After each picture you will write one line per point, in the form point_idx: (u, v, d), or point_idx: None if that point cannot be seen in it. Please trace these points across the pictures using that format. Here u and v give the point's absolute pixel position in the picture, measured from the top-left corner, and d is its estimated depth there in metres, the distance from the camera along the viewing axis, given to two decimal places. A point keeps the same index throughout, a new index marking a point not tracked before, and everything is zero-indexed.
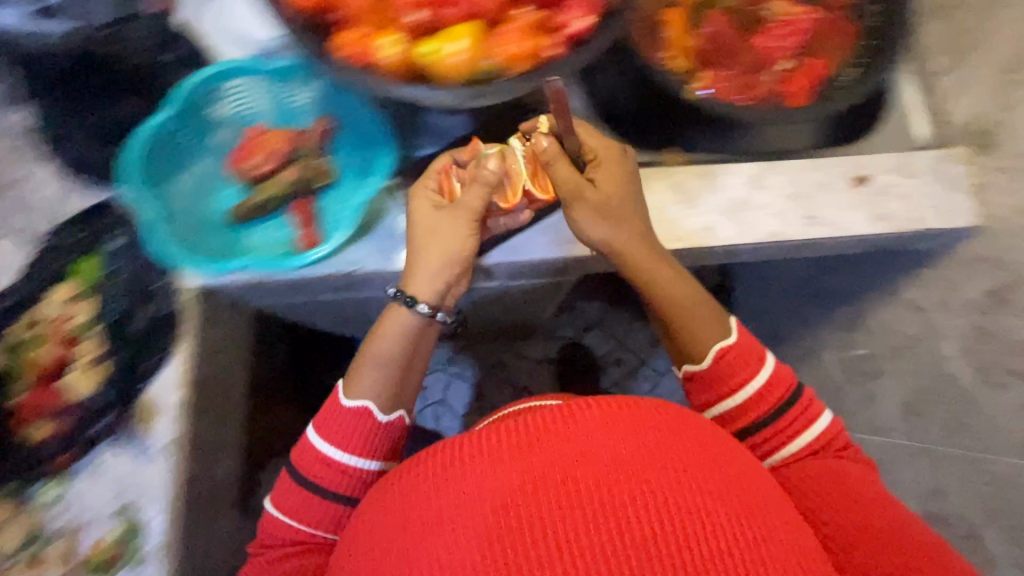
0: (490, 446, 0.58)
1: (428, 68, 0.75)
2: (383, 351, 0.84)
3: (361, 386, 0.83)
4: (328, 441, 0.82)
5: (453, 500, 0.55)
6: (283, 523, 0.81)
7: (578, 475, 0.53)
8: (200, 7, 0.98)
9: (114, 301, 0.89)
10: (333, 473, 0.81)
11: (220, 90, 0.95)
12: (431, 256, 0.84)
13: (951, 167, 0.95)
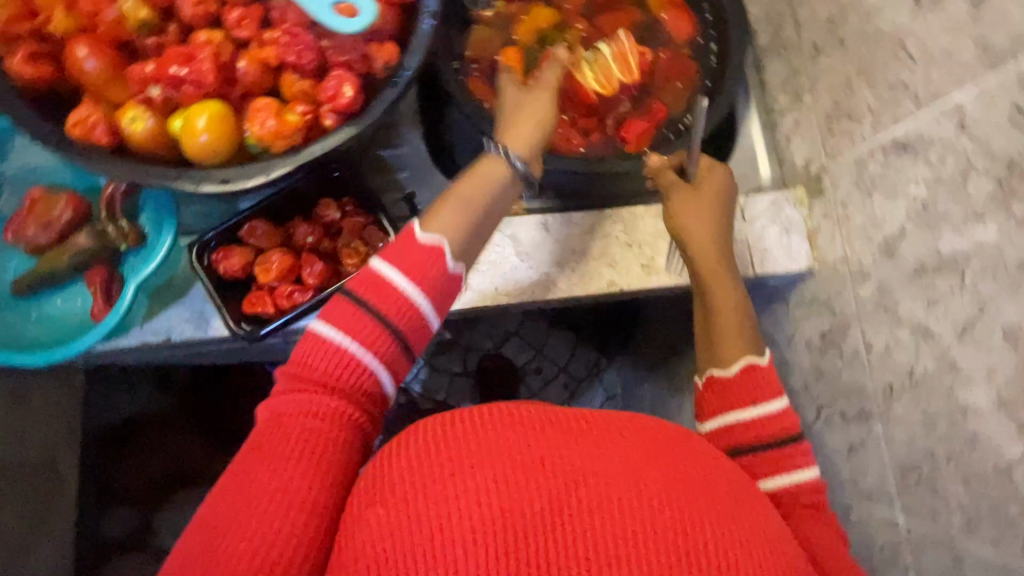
0: (482, 432, 0.43)
1: (229, 108, 0.55)
2: (472, 194, 0.56)
3: (441, 219, 0.55)
4: (400, 271, 0.52)
5: (464, 489, 0.40)
6: (334, 346, 0.50)
7: (622, 482, 0.41)
8: None
9: None
10: (404, 321, 0.51)
11: None
12: (526, 118, 0.61)
13: (782, 211, 0.79)
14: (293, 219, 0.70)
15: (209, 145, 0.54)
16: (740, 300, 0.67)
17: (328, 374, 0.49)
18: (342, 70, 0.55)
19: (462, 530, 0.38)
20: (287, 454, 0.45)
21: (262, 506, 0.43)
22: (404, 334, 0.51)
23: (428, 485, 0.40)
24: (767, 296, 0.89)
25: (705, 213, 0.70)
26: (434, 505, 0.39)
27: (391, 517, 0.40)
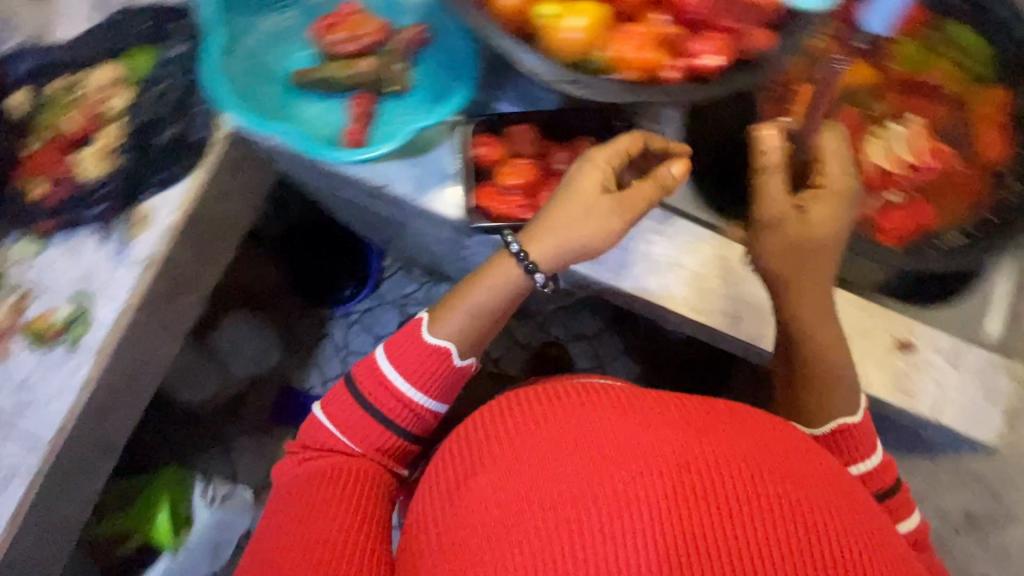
0: (631, 395, 0.44)
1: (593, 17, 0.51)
2: (489, 304, 0.58)
3: (445, 323, 0.57)
4: (398, 368, 0.56)
5: (620, 443, 0.39)
6: (332, 437, 0.57)
7: (786, 474, 0.38)
8: None
9: (150, 106, 0.69)
10: (406, 416, 0.57)
11: None
12: (567, 231, 0.56)
13: (995, 378, 0.73)
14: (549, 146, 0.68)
15: (563, 43, 0.50)
16: (835, 359, 0.58)
17: (337, 448, 0.57)
18: (718, 43, 0.51)
19: (636, 481, 0.37)
20: (320, 500, 0.53)
21: (311, 530, 0.50)
22: (400, 419, 0.57)
23: (589, 431, 0.40)
24: (911, 445, 0.84)
25: (814, 286, 0.59)
26: (597, 453, 0.39)
27: (551, 448, 0.40)
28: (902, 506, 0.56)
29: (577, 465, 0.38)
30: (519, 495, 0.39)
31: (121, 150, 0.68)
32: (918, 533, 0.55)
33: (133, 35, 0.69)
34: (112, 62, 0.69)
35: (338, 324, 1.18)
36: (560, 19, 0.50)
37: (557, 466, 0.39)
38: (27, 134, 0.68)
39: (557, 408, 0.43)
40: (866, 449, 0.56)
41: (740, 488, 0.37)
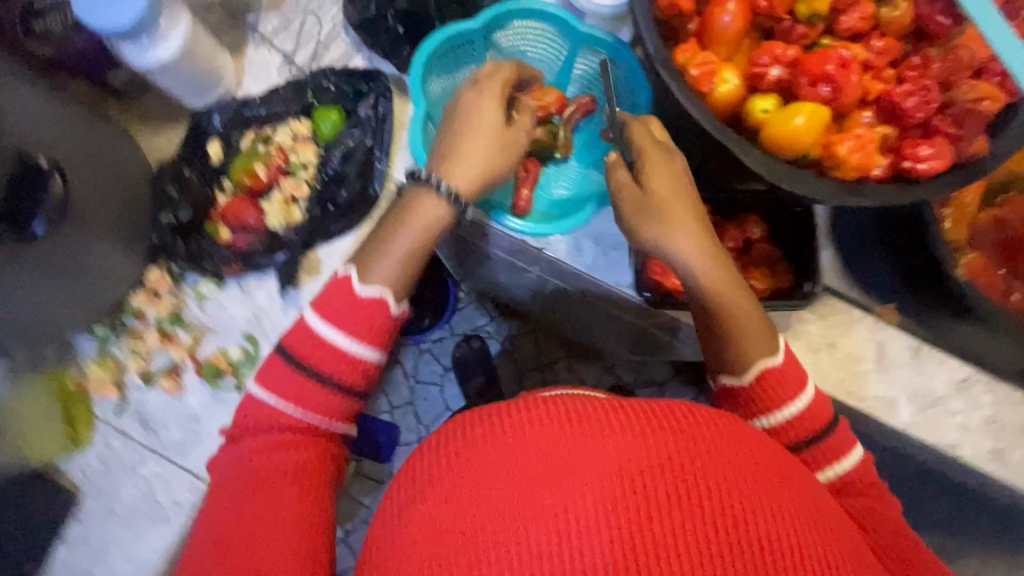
0: (611, 404, 0.37)
1: (811, 116, 0.50)
2: (421, 234, 0.53)
3: (378, 269, 0.52)
4: (335, 326, 0.50)
5: (595, 462, 0.34)
6: (277, 412, 0.49)
7: (771, 510, 0.33)
8: None
9: (334, 161, 0.72)
10: (345, 369, 0.50)
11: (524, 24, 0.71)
12: (478, 155, 0.54)
13: None
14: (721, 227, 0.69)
15: (780, 140, 0.51)
16: (728, 311, 0.55)
17: (273, 424, 0.49)
18: (950, 148, 0.49)
19: (598, 513, 0.32)
20: (255, 495, 0.46)
21: (251, 525, 0.44)
22: (326, 397, 0.50)
23: (563, 449, 0.34)
24: None
25: (669, 224, 0.55)
26: (569, 476, 0.33)
27: (514, 467, 0.34)
28: (836, 443, 0.53)
29: (546, 487, 0.33)
30: (469, 512, 0.34)
31: (303, 201, 0.72)
32: (860, 476, 0.52)
33: (323, 94, 0.73)
34: (298, 118, 0.74)
35: (409, 352, 1.15)
36: (777, 118, 0.51)
37: (521, 490, 0.33)
38: (222, 180, 0.73)
39: (529, 416, 0.36)
40: (789, 392, 0.53)
41: (710, 525, 0.32)
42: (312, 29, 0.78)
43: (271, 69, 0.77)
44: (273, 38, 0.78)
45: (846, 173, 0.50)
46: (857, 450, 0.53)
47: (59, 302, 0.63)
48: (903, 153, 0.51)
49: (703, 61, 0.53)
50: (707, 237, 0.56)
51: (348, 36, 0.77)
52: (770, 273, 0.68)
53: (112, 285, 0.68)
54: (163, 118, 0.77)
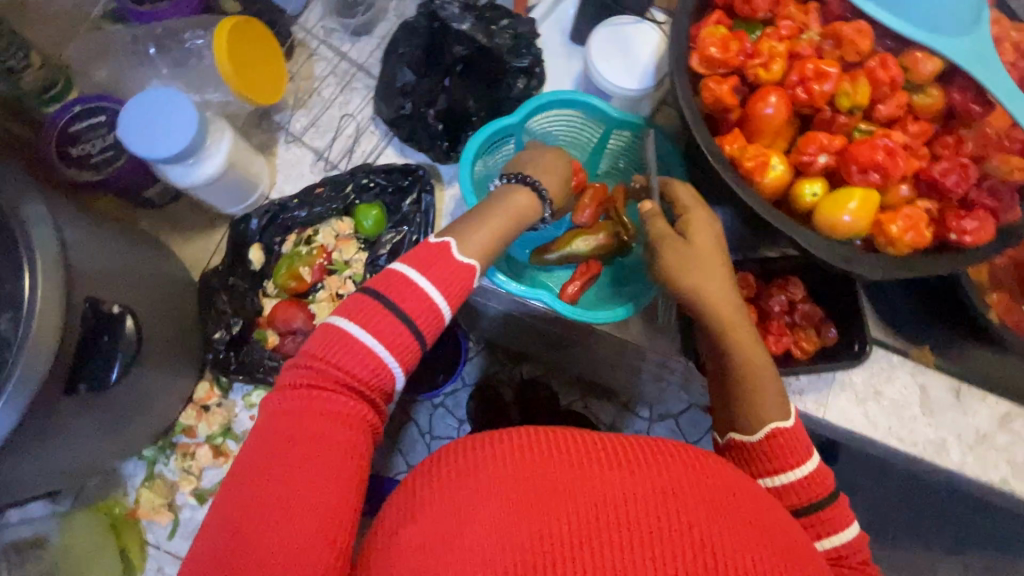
0: (593, 437, 0.44)
1: (859, 197, 0.53)
2: (506, 226, 0.54)
3: (477, 242, 0.51)
4: (432, 280, 0.48)
5: (576, 483, 0.39)
6: (361, 346, 0.45)
7: (722, 522, 0.39)
8: (600, 29, 0.74)
9: (379, 258, 0.74)
10: (426, 322, 0.47)
11: (560, 109, 0.73)
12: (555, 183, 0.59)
13: None
14: (764, 289, 0.71)
15: (834, 224, 0.54)
16: (745, 363, 0.54)
17: (348, 372, 0.44)
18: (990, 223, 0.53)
19: (572, 523, 0.38)
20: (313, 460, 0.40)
21: (293, 492, 0.39)
22: (410, 344, 0.46)
23: (551, 469, 0.40)
24: None
25: (699, 274, 0.55)
26: (553, 492, 0.39)
27: (505, 483, 0.40)
28: (831, 517, 0.50)
29: (529, 500, 0.39)
30: (457, 518, 0.39)
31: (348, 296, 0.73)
32: (845, 551, 0.49)
33: (361, 191, 0.74)
34: (339, 217, 0.75)
35: (423, 409, 1.13)
36: (827, 202, 0.54)
37: (500, 510, 0.38)
38: (266, 282, 0.74)
39: (527, 443, 0.42)
40: (794, 458, 0.50)
41: (663, 531, 0.38)
42: (340, 124, 0.80)
43: (303, 167, 0.78)
44: (302, 137, 0.79)
45: (894, 249, 0.54)
46: (854, 528, 0.50)
47: (116, 444, 0.61)
48: (942, 227, 0.54)
49: (753, 150, 0.55)
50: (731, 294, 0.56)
51: (380, 130, 0.78)
52: (816, 334, 0.69)
53: (166, 408, 0.66)
54: (198, 229, 0.75)
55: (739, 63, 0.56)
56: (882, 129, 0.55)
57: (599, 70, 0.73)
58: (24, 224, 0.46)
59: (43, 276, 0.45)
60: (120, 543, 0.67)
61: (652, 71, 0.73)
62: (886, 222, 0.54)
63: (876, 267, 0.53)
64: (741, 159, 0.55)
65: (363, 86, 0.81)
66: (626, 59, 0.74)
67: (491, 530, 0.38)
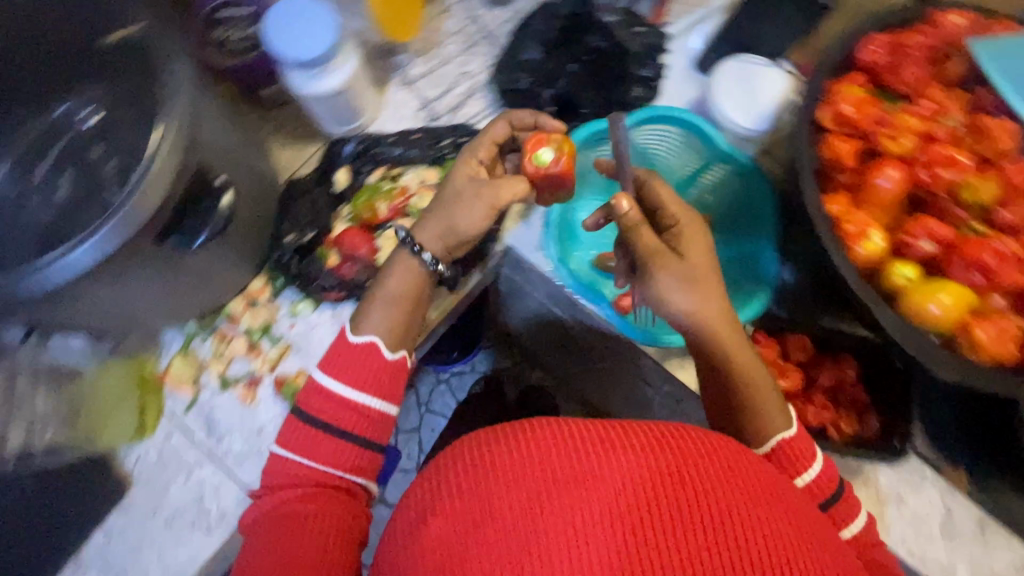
0: (593, 424, 0.42)
1: (953, 294, 0.52)
2: (400, 298, 0.61)
3: (367, 320, 0.60)
4: (337, 379, 0.58)
5: (592, 476, 0.39)
6: (298, 466, 0.56)
7: (757, 508, 0.39)
8: (731, 61, 0.74)
9: None
10: (361, 423, 0.57)
11: (669, 126, 0.74)
12: (445, 214, 0.61)
13: None
14: (817, 360, 0.69)
15: (919, 312, 0.52)
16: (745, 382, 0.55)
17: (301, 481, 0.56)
18: None
19: (601, 521, 0.37)
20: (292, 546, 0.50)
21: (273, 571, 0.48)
22: (348, 451, 0.57)
23: (564, 465, 0.39)
24: None
25: (696, 296, 0.54)
26: (568, 486, 0.39)
27: (528, 475, 0.39)
28: (845, 508, 0.54)
29: (549, 493, 0.38)
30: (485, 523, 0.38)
31: None
32: (865, 536, 0.53)
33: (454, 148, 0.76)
34: (428, 167, 0.76)
35: (426, 379, 1.18)
36: (918, 289, 0.53)
37: (536, 498, 0.38)
38: (342, 206, 0.75)
39: (533, 438, 0.41)
40: (804, 461, 0.54)
41: (697, 522, 0.38)
42: (453, 81, 0.82)
43: (407, 110, 0.80)
44: (414, 83, 0.81)
45: (983, 358, 0.51)
46: (864, 515, 0.54)
47: (173, 303, 0.64)
48: None
49: (857, 216, 0.55)
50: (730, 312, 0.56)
51: (488, 99, 0.80)
52: (857, 420, 0.67)
53: (220, 292, 0.69)
54: (295, 139, 0.78)
55: (869, 128, 0.56)
56: (999, 234, 0.53)
57: (717, 99, 0.73)
58: (173, 85, 0.49)
59: (170, 133, 0.48)
60: (140, 401, 0.70)
61: (769, 115, 0.73)
62: (980, 328, 0.51)
63: (951, 366, 0.51)
64: (842, 222, 0.55)
65: (485, 53, 0.83)
66: (748, 96, 0.73)
67: (524, 531, 0.38)
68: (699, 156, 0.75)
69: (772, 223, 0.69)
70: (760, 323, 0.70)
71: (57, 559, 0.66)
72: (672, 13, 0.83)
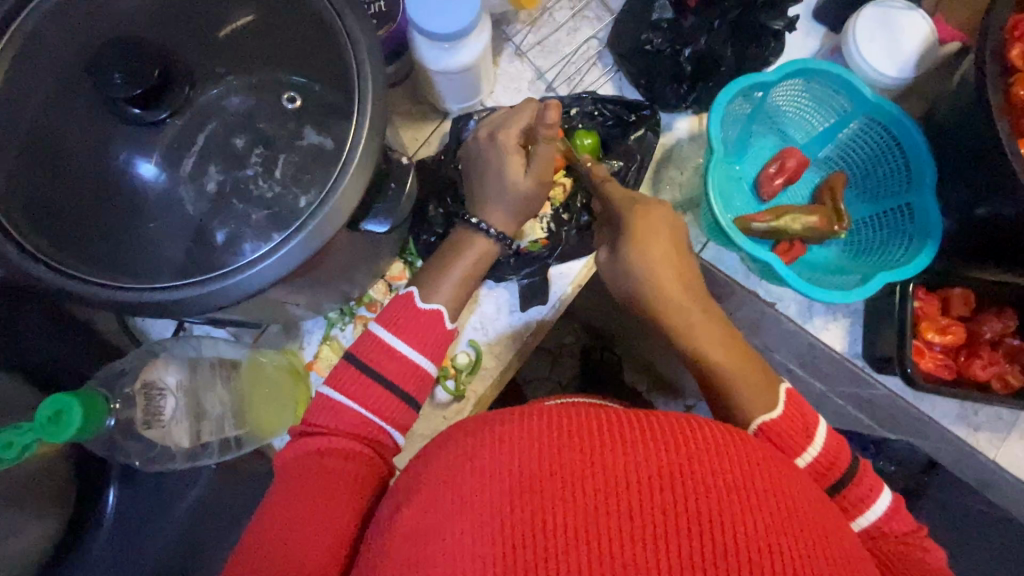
0: (524, 416, 0.41)
1: None
2: (465, 273, 0.64)
3: (439, 292, 0.62)
4: (396, 335, 0.59)
5: (472, 476, 0.38)
6: (344, 410, 0.56)
7: (653, 475, 0.37)
8: (873, 6, 0.71)
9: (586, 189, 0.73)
10: (411, 380, 0.59)
11: (806, 82, 0.71)
12: (513, 197, 0.62)
13: None
14: (979, 313, 0.68)
15: None
16: (711, 362, 0.58)
17: (339, 431, 0.55)
18: None
19: (478, 525, 0.36)
20: (325, 484, 0.51)
21: (300, 525, 0.48)
22: (397, 405, 0.58)
23: (450, 469, 0.39)
24: None
25: (643, 265, 0.59)
26: (451, 485, 0.38)
27: (450, 480, 0.39)
28: (859, 489, 0.53)
29: (435, 499, 0.38)
30: (392, 544, 0.39)
31: (547, 219, 0.72)
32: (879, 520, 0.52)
33: (579, 118, 0.73)
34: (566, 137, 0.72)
35: None
36: None
37: (451, 503, 0.38)
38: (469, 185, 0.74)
39: (461, 443, 0.41)
40: (799, 444, 0.53)
41: (618, 509, 0.36)
42: (567, 47, 0.78)
43: (521, 81, 0.77)
44: (527, 53, 0.78)
45: None
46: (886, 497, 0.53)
47: (322, 291, 0.63)
48: None
49: None
50: (686, 284, 0.60)
51: (606, 64, 0.77)
52: None
53: (364, 278, 0.68)
54: (414, 118, 0.76)
55: None
56: None
57: (860, 47, 0.70)
58: (359, 56, 0.49)
59: (370, 114, 0.48)
60: (294, 396, 0.66)
61: (914, 62, 0.70)
62: None
63: None
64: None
65: (596, 16, 0.79)
66: (892, 42, 0.70)
67: (415, 542, 0.38)
68: (834, 112, 0.73)
69: (933, 176, 0.66)
70: (920, 280, 0.67)
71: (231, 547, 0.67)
72: None
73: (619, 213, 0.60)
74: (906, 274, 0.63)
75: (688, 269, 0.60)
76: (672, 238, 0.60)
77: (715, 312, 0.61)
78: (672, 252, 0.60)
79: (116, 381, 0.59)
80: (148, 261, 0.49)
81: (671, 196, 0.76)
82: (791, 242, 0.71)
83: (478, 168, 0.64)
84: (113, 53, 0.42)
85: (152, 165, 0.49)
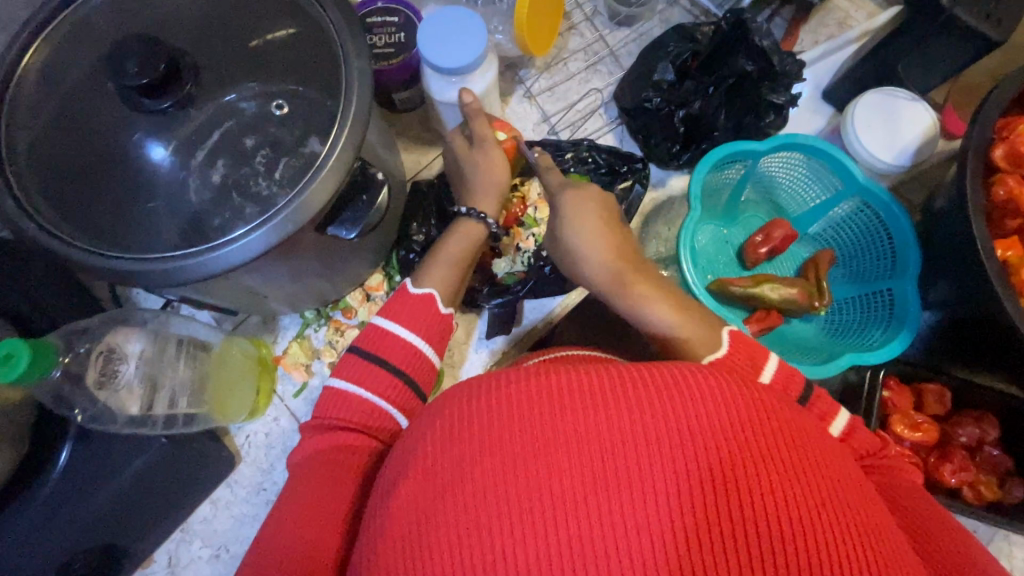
0: (591, 372, 0.39)
1: None
2: (455, 254, 0.65)
3: (427, 275, 0.62)
4: (395, 321, 0.58)
5: (580, 434, 0.36)
6: (353, 397, 0.55)
7: (751, 444, 0.36)
8: (876, 94, 0.72)
9: None
10: (410, 364, 0.57)
11: (795, 154, 0.72)
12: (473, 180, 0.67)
13: None
14: (957, 413, 0.68)
15: None
16: (654, 322, 0.58)
17: (350, 420, 0.54)
18: None
19: (607, 486, 0.35)
20: (330, 479, 0.50)
21: (307, 540, 0.45)
22: (395, 386, 0.56)
23: (556, 421, 0.36)
24: None
25: (573, 217, 0.60)
26: (552, 446, 0.36)
27: (529, 439, 0.36)
28: (829, 402, 0.51)
29: (539, 463, 0.35)
30: (472, 509, 0.35)
31: (527, 252, 0.74)
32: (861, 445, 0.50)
33: (573, 164, 0.75)
34: (523, 180, 0.77)
35: None
36: None
37: (530, 462, 0.35)
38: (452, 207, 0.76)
39: (519, 396, 0.38)
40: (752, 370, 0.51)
41: (714, 470, 0.35)
42: (574, 95, 0.82)
43: (525, 121, 0.81)
44: (537, 96, 0.82)
45: None
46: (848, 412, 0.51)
47: (301, 289, 0.66)
48: None
49: None
50: (626, 256, 0.60)
51: (609, 116, 0.80)
52: (997, 484, 0.66)
53: (344, 284, 0.71)
54: (418, 143, 0.81)
55: None
56: None
57: (860, 130, 0.71)
58: (351, 76, 0.53)
59: (348, 125, 0.51)
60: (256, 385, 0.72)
61: (913, 151, 0.71)
62: None
63: None
64: (1017, 268, 0.57)
65: (608, 70, 0.82)
66: (892, 129, 0.71)
67: (529, 512, 0.35)
68: (823, 189, 0.74)
69: (916, 266, 0.65)
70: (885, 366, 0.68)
71: (171, 526, 0.69)
72: (801, 43, 0.81)
73: (554, 199, 0.62)
74: (872, 361, 0.62)
75: (623, 230, 0.62)
76: (603, 201, 0.62)
77: (654, 278, 0.60)
78: (602, 208, 0.61)
79: (75, 339, 0.57)
80: (122, 232, 0.52)
81: (656, 250, 0.78)
82: (770, 315, 0.70)
83: (458, 175, 0.70)
84: (132, 46, 0.46)
85: (164, 150, 0.53)
